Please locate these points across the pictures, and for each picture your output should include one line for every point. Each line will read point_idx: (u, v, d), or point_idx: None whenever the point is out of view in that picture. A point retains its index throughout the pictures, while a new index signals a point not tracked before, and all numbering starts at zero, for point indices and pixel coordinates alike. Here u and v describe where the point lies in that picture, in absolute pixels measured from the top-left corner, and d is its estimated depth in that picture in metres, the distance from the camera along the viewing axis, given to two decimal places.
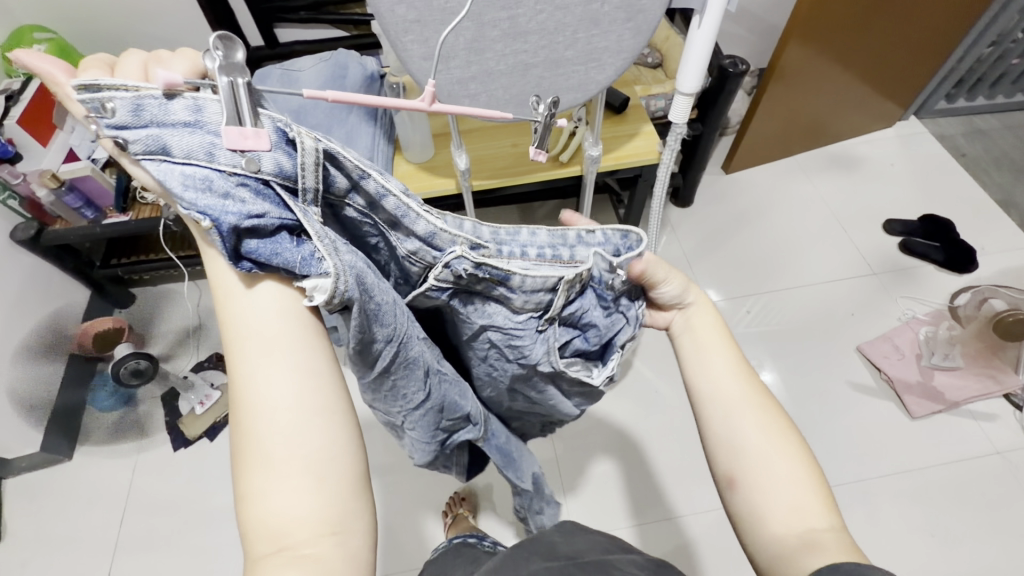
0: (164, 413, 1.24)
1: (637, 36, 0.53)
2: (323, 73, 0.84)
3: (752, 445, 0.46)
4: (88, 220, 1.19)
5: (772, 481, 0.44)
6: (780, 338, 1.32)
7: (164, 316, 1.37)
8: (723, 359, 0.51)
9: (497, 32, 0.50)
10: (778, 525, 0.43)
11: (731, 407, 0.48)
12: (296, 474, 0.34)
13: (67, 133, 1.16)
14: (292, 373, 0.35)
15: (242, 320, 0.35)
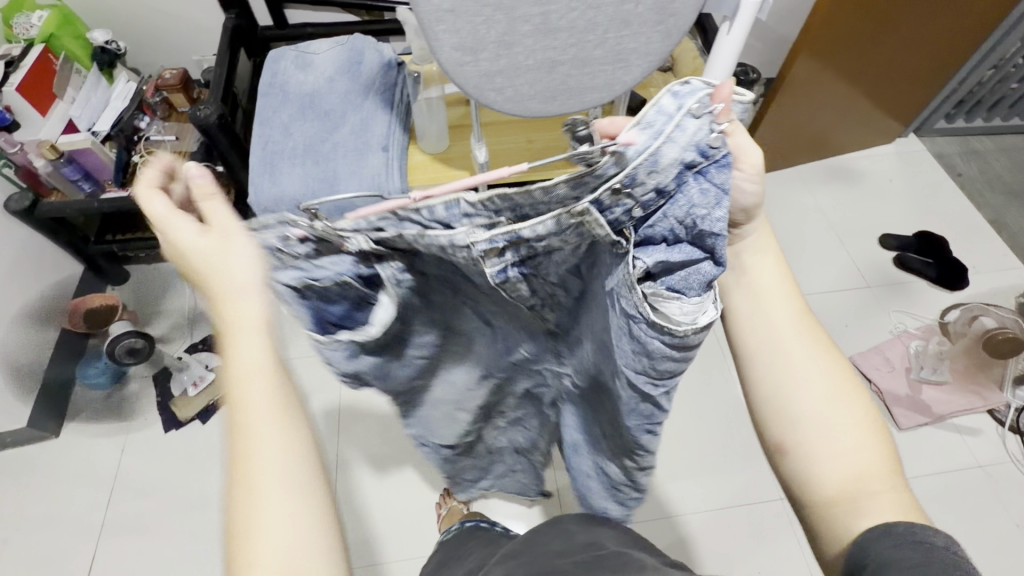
0: (155, 394, 1.23)
1: (666, 40, 0.54)
2: (339, 57, 0.84)
3: (805, 404, 0.46)
4: (85, 192, 1.17)
5: (826, 440, 0.45)
6: None
7: (159, 295, 1.35)
8: (781, 309, 0.47)
9: (529, 27, 0.50)
10: (831, 489, 0.44)
11: (786, 368, 0.46)
12: (276, 488, 0.38)
13: (67, 103, 1.14)
14: (280, 444, 0.38)
15: (243, 391, 0.39)
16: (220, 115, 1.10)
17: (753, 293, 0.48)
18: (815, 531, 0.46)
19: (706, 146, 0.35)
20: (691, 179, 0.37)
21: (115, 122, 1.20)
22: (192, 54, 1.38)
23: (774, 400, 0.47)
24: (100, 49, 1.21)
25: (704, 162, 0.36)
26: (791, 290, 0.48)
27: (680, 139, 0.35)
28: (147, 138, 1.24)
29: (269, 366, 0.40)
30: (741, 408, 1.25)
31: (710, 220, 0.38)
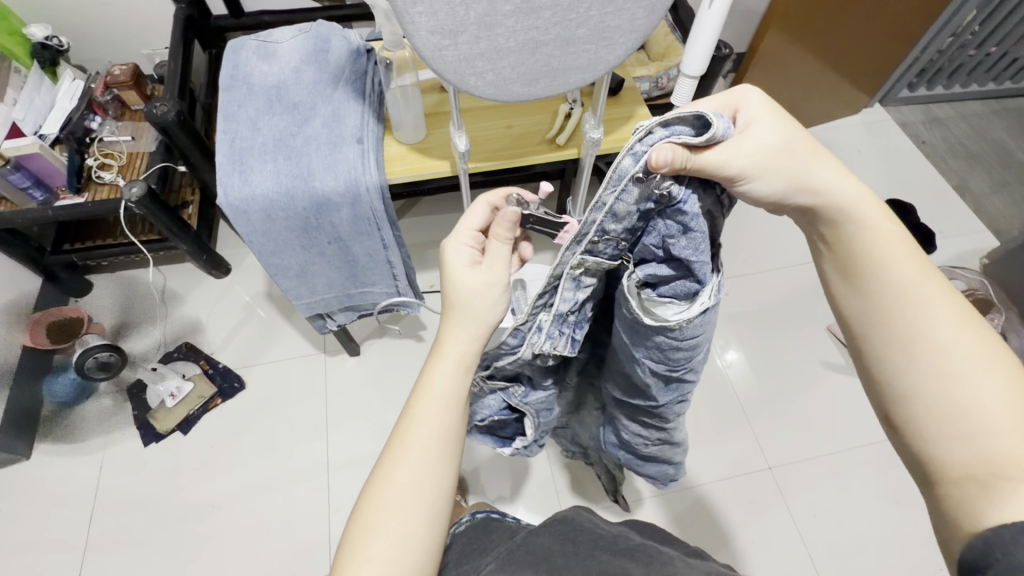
0: (131, 407, 1.18)
1: (651, 15, 0.53)
2: (305, 46, 0.80)
3: (922, 374, 0.41)
4: (37, 201, 1.09)
5: (950, 416, 0.40)
6: (750, 320, 1.36)
7: (126, 304, 1.29)
8: (904, 279, 0.42)
9: (510, 6, 0.47)
10: (956, 470, 0.39)
11: (899, 347, 0.42)
12: (409, 496, 0.44)
13: (9, 105, 1.06)
14: (426, 450, 0.46)
15: (431, 392, 0.48)
16: (180, 111, 1.05)
17: (861, 266, 0.44)
18: (939, 521, 0.41)
19: (656, 198, 0.40)
20: (671, 221, 0.41)
21: (65, 123, 1.12)
22: (142, 47, 1.30)
23: (887, 378, 0.43)
24: (41, 45, 1.14)
25: (661, 207, 0.41)
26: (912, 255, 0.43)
27: (629, 200, 0.41)
28: (100, 139, 1.18)
29: (448, 393, 0.48)
30: (725, 382, 1.28)
31: (685, 247, 0.42)
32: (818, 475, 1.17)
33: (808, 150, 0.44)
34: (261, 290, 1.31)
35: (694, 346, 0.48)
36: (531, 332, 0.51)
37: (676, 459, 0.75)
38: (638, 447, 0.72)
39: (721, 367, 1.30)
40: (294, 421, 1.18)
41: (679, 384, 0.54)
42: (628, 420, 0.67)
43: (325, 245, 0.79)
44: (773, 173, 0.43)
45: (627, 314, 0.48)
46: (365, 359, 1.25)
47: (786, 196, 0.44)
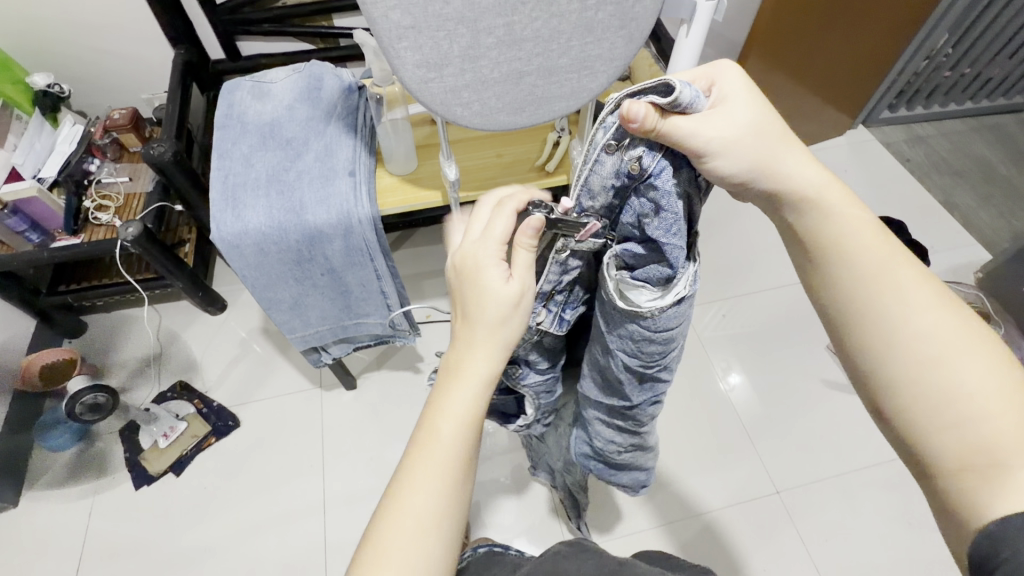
0: (123, 449, 1.15)
1: (630, 44, 0.55)
2: (298, 85, 0.82)
3: (904, 359, 0.40)
4: (33, 243, 1.10)
5: (934, 401, 0.39)
6: (750, 340, 1.35)
7: (120, 344, 1.28)
8: (879, 272, 0.42)
9: (492, 39, 0.49)
10: (953, 464, 0.38)
11: (876, 331, 0.42)
12: (417, 533, 0.40)
13: (9, 151, 1.07)
14: (439, 480, 0.42)
15: (447, 408, 0.45)
16: (176, 150, 1.07)
17: (833, 248, 0.44)
18: (945, 521, 0.40)
19: (629, 170, 0.42)
20: (635, 197, 0.44)
21: (63, 167, 1.14)
22: (142, 92, 1.34)
23: (872, 371, 0.42)
24: (43, 92, 1.17)
25: (636, 182, 0.43)
26: (884, 248, 0.43)
27: (602, 171, 0.43)
28: (98, 181, 1.20)
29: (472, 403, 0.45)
30: (728, 404, 1.26)
31: (656, 222, 0.43)
32: (827, 495, 1.14)
33: (775, 136, 0.44)
34: (257, 325, 1.31)
35: (672, 335, 0.49)
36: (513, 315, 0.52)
37: (645, 465, 0.77)
38: (611, 455, 0.71)
39: (724, 391, 1.28)
40: (289, 458, 1.16)
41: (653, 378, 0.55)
42: (607, 430, 0.66)
43: (318, 276, 0.79)
44: (744, 150, 0.43)
45: (603, 298, 0.48)
46: (361, 393, 1.23)
47: (759, 181, 0.44)
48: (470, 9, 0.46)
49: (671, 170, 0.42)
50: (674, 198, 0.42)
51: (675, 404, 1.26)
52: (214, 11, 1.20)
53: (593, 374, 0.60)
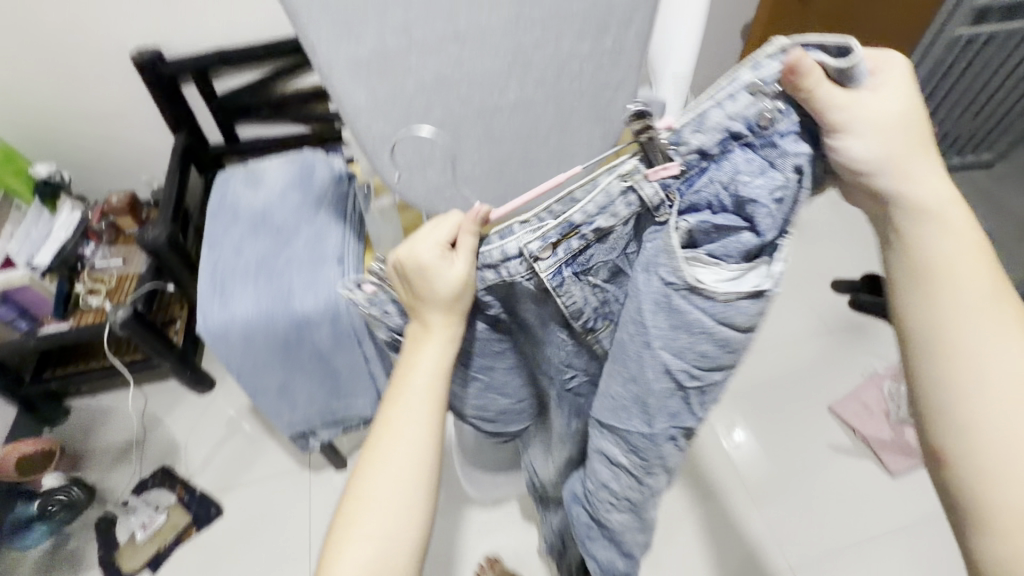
0: (99, 546, 1.10)
1: (606, 138, 0.57)
2: (290, 173, 0.85)
3: (998, 404, 0.42)
4: (22, 330, 1.11)
5: (1005, 454, 0.42)
6: (751, 400, 1.32)
7: (103, 428, 1.24)
8: (994, 334, 0.43)
9: (472, 142, 0.51)
10: (1011, 533, 0.41)
11: (971, 373, 0.43)
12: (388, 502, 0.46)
13: (4, 240, 1.10)
14: (409, 446, 0.47)
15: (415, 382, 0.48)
16: (170, 233, 1.08)
17: (940, 280, 0.43)
18: (983, 575, 0.44)
19: (754, 121, 0.39)
20: (748, 155, 0.40)
21: (58, 253, 1.15)
22: (140, 173, 1.38)
23: (957, 433, 0.43)
24: (44, 181, 1.20)
25: (752, 136, 0.40)
26: (1000, 308, 0.43)
27: (730, 108, 0.39)
28: (91, 265, 1.20)
29: (410, 440, 0.47)
30: (731, 470, 1.22)
31: (753, 185, 0.41)
32: (841, 571, 1.10)
33: (919, 143, 0.42)
34: (244, 404, 1.27)
35: (739, 341, 0.45)
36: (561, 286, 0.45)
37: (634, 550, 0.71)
38: (601, 510, 0.66)
39: (727, 450, 1.25)
40: (275, 548, 1.10)
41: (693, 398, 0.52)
42: (610, 475, 0.61)
43: (307, 361, 0.78)
44: (881, 137, 0.40)
45: (665, 275, 0.42)
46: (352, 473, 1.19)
47: (878, 174, 0.42)
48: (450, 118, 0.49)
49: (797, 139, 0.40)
50: (789, 169, 0.41)
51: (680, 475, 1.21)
52: (214, 100, 1.26)
53: (613, 409, 0.53)
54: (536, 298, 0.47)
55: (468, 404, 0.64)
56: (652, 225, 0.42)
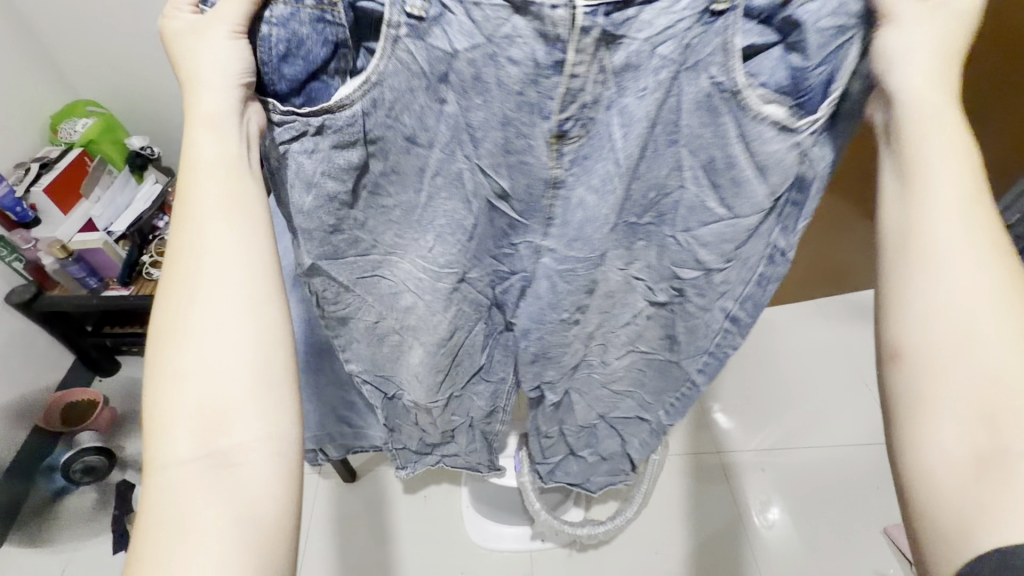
0: (114, 508, 1.16)
1: (656, 253, 0.55)
2: None
3: (955, 315, 0.38)
4: (89, 288, 1.19)
5: (969, 362, 0.37)
6: (808, 490, 1.27)
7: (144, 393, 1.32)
8: (965, 232, 0.39)
9: (506, 221, 0.52)
10: (954, 422, 0.36)
11: (929, 262, 0.39)
12: (158, 505, 0.34)
13: (93, 202, 1.19)
14: (196, 382, 0.36)
15: (173, 320, 0.37)
16: None
17: (912, 171, 0.41)
18: (915, 498, 0.37)
19: None
20: None
21: (134, 222, 1.22)
22: None
23: (920, 372, 0.38)
24: (136, 153, 1.25)
25: None
26: (975, 217, 0.39)
27: None
28: (162, 236, 1.27)
29: (200, 352, 0.36)
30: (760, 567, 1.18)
31: (808, 9, 0.38)
32: None
33: (942, 91, 0.40)
34: None
35: (714, 171, 0.47)
36: (580, 77, 0.40)
37: (564, 360, 0.68)
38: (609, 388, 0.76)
39: (760, 529, 1.23)
40: None
41: (652, 228, 0.53)
42: (565, 286, 0.56)
43: (321, 386, 0.77)
44: (924, 74, 0.39)
45: (716, 76, 0.40)
46: (357, 487, 1.26)
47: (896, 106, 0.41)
48: (463, 213, 0.49)
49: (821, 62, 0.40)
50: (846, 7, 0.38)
51: (721, 536, 1.23)
52: None
53: (578, 227, 0.50)
54: (539, 73, 0.39)
55: (428, 226, 0.50)
56: (708, 19, 0.38)
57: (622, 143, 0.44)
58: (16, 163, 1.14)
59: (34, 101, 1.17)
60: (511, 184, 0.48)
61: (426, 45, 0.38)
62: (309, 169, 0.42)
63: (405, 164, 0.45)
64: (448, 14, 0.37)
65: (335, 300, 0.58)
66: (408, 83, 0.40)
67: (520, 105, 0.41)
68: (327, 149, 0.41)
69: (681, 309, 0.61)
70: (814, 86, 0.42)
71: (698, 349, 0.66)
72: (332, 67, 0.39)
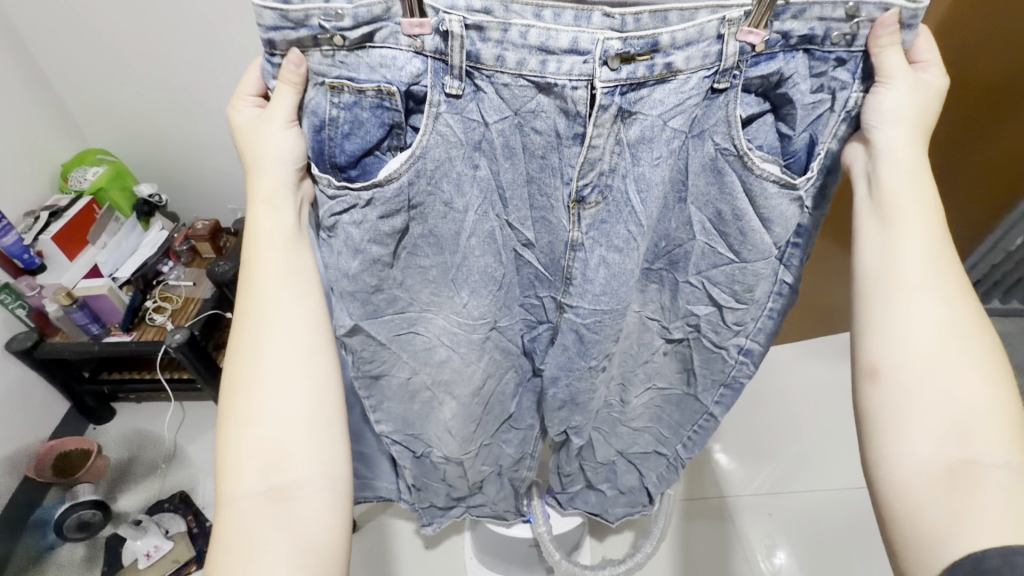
0: (101, 563, 1.12)
1: (663, 292, 0.58)
2: None
3: (921, 349, 0.45)
4: (91, 334, 1.18)
5: (932, 387, 0.44)
6: (817, 536, 1.24)
7: (140, 440, 1.30)
8: (931, 277, 0.47)
9: (533, 272, 0.55)
10: (926, 438, 0.43)
11: (903, 301, 0.47)
12: (243, 517, 0.44)
13: (99, 248, 1.20)
14: (264, 421, 0.46)
15: (240, 374, 0.47)
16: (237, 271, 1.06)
17: (893, 223, 0.47)
18: (893, 508, 0.43)
19: (824, 35, 0.42)
20: (837, 69, 0.45)
21: (138, 267, 1.24)
22: (229, 203, 1.38)
23: (898, 396, 0.45)
24: (144, 200, 1.28)
25: (816, 44, 0.43)
26: (939, 266, 0.47)
27: (828, 11, 0.41)
28: (165, 281, 1.27)
29: (268, 396, 0.47)
30: None
31: (799, 90, 0.45)
32: None
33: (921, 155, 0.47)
34: None
35: (722, 224, 0.50)
36: (599, 148, 0.44)
37: (592, 406, 0.67)
38: (625, 420, 0.76)
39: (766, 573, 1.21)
40: None
41: (665, 272, 0.56)
42: (582, 347, 0.57)
43: None
44: (907, 151, 0.46)
45: (722, 143, 0.46)
46: (357, 537, 1.22)
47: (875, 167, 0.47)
48: (499, 269, 0.54)
49: (811, 127, 0.47)
50: (825, 91, 0.46)
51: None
52: None
53: (603, 285, 0.51)
54: (561, 143, 0.45)
55: (462, 283, 0.54)
56: (709, 94, 0.43)
57: (641, 207, 0.47)
58: (25, 211, 1.16)
59: (45, 151, 1.18)
60: (537, 237, 0.52)
61: (464, 120, 0.44)
62: (357, 238, 0.47)
63: (442, 227, 0.50)
64: (480, 94, 0.43)
65: (371, 358, 0.60)
66: (447, 153, 0.45)
67: (543, 167, 0.47)
68: (373, 220, 0.46)
69: (696, 343, 0.62)
70: (799, 152, 0.49)
71: (713, 381, 0.65)
72: (384, 144, 0.46)
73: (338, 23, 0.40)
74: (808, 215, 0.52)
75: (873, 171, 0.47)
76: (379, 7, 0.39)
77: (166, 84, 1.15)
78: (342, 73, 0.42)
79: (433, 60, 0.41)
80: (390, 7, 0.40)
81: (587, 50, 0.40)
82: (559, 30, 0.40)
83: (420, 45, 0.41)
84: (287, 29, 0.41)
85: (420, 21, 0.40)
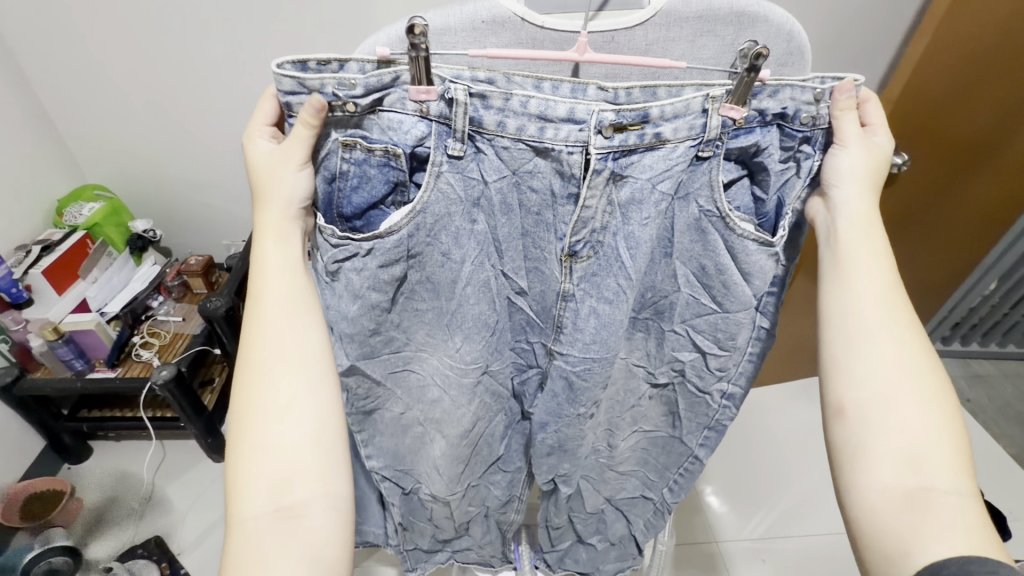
0: None
1: (650, 340, 0.60)
2: None
3: (883, 381, 0.47)
4: (74, 370, 1.16)
5: (889, 416, 0.46)
6: None
7: (117, 480, 1.26)
8: (887, 312, 0.49)
9: (524, 316, 0.57)
10: (885, 465, 0.45)
11: (861, 335, 0.49)
12: (244, 544, 0.43)
13: (88, 283, 1.19)
14: (261, 447, 0.46)
15: (244, 403, 0.47)
16: (231, 307, 1.06)
17: (852, 262, 0.50)
18: (861, 529, 0.45)
19: (798, 110, 0.46)
20: (804, 143, 0.49)
21: (128, 302, 1.23)
22: (223, 239, 1.39)
23: (863, 424, 0.47)
24: (137, 236, 1.27)
25: (787, 120, 0.47)
26: (893, 302, 0.49)
27: (795, 92, 0.45)
28: (154, 316, 1.28)
29: (268, 425, 0.46)
30: None
31: (773, 159, 0.48)
32: None
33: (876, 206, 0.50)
34: None
35: (706, 278, 0.53)
36: (592, 208, 0.46)
37: (580, 452, 0.67)
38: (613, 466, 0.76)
39: None
40: None
41: (651, 322, 0.58)
42: (571, 393, 0.57)
43: None
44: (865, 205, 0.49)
45: (705, 205, 0.48)
46: None
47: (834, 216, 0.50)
48: (492, 314, 0.55)
49: (781, 190, 0.51)
50: (790, 159, 0.50)
51: None
52: None
53: (592, 334, 0.52)
54: (556, 202, 0.48)
55: (456, 328, 0.55)
56: (693, 161, 0.46)
57: (630, 261, 0.49)
58: (17, 246, 1.16)
59: (42, 188, 1.19)
60: (530, 285, 0.54)
61: (464, 178, 0.46)
62: (357, 284, 0.49)
63: (439, 275, 0.52)
64: (482, 155, 0.46)
65: (365, 395, 0.60)
66: (448, 209, 0.47)
67: (538, 223, 0.49)
68: (373, 268, 0.48)
69: (681, 387, 0.63)
70: (771, 212, 0.52)
71: (698, 425, 0.67)
72: (389, 200, 0.49)
73: (350, 90, 0.42)
74: (782, 268, 0.55)
75: (829, 227, 0.50)
76: (390, 78, 0.42)
77: (166, 124, 1.17)
78: (354, 134, 0.45)
79: (438, 125, 0.44)
80: (401, 77, 0.42)
81: (583, 119, 0.43)
82: (556, 102, 0.43)
83: (427, 111, 0.43)
84: (303, 94, 0.43)
85: (426, 89, 0.42)
